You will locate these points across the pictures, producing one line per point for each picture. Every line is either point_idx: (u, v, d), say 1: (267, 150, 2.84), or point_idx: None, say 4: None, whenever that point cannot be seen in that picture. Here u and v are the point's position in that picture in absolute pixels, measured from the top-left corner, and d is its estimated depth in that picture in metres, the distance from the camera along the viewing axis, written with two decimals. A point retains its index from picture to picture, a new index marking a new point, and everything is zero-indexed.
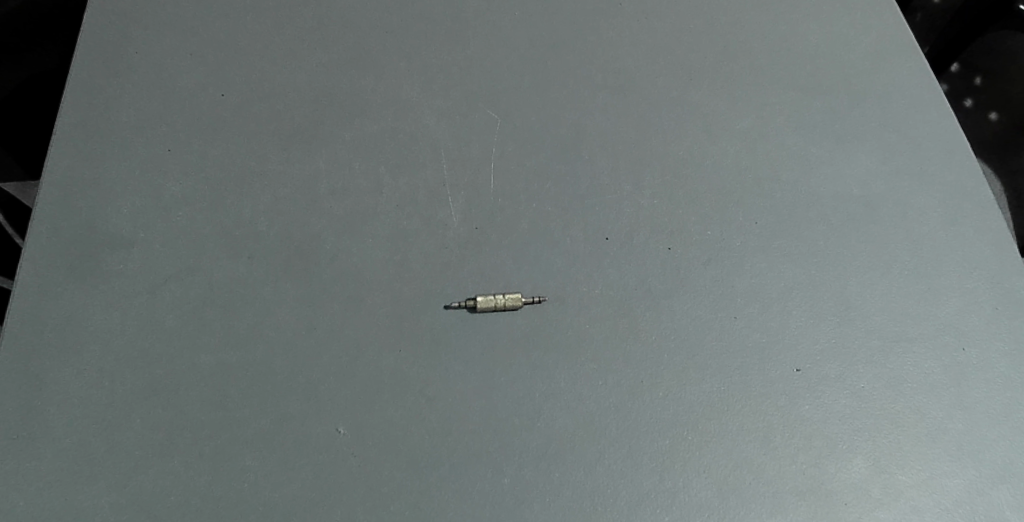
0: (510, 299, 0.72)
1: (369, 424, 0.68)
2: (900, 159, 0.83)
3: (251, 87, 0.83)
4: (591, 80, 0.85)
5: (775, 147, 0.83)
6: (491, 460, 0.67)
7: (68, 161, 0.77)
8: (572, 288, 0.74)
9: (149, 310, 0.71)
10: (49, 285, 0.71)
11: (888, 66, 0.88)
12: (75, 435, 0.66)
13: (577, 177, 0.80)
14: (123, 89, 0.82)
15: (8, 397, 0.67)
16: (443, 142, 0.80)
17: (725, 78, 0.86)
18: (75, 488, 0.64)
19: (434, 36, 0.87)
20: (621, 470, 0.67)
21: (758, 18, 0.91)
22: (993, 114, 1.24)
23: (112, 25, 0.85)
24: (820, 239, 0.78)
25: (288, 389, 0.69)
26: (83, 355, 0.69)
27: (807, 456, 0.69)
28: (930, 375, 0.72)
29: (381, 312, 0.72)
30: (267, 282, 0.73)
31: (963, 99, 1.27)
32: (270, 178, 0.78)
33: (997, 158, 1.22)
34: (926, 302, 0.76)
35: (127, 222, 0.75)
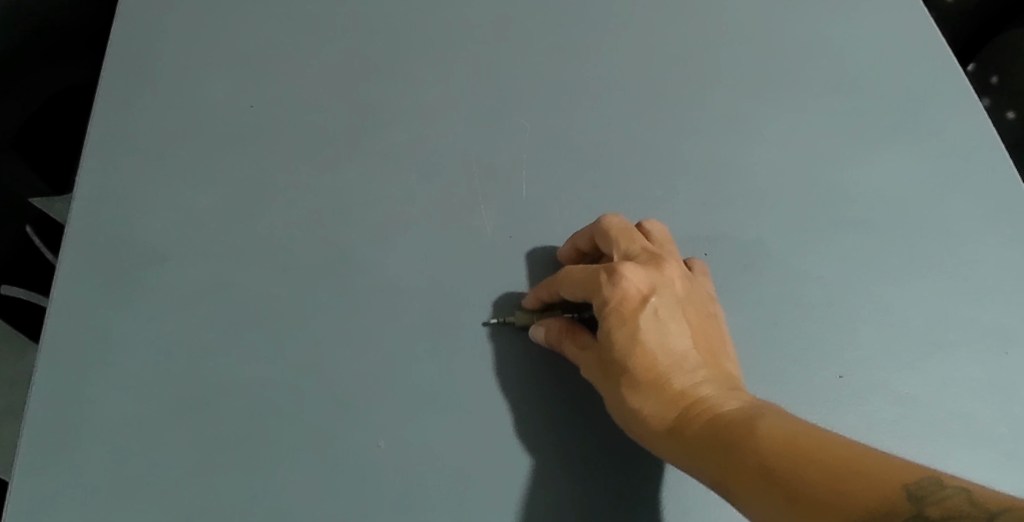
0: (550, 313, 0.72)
1: (410, 438, 0.67)
2: (935, 159, 0.82)
3: (280, 99, 0.82)
4: (620, 82, 0.85)
5: (807, 149, 0.82)
6: (535, 473, 0.67)
7: (98, 177, 0.76)
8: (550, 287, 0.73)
9: (187, 325, 0.70)
10: (81, 306, 0.70)
11: (917, 65, 0.87)
12: (118, 453, 0.65)
13: (609, 183, 0.79)
14: (152, 103, 0.81)
15: (48, 417, 0.66)
16: (474, 150, 0.80)
17: (754, 79, 0.86)
18: (115, 513, 0.63)
19: (461, 43, 0.86)
20: (664, 480, 0.68)
21: (785, 18, 0.90)
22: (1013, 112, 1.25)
23: (138, 38, 0.84)
24: (857, 242, 0.77)
25: (327, 403, 0.68)
26: (118, 376, 0.68)
27: None
28: (974, 379, 0.71)
29: (417, 324, 0.71)
30: (302, 295, 0.72)
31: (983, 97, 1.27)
32: (301, 190, 0.77)
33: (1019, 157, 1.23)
34: (967, 305, 0.75)
35: (161, 237, 0.74)
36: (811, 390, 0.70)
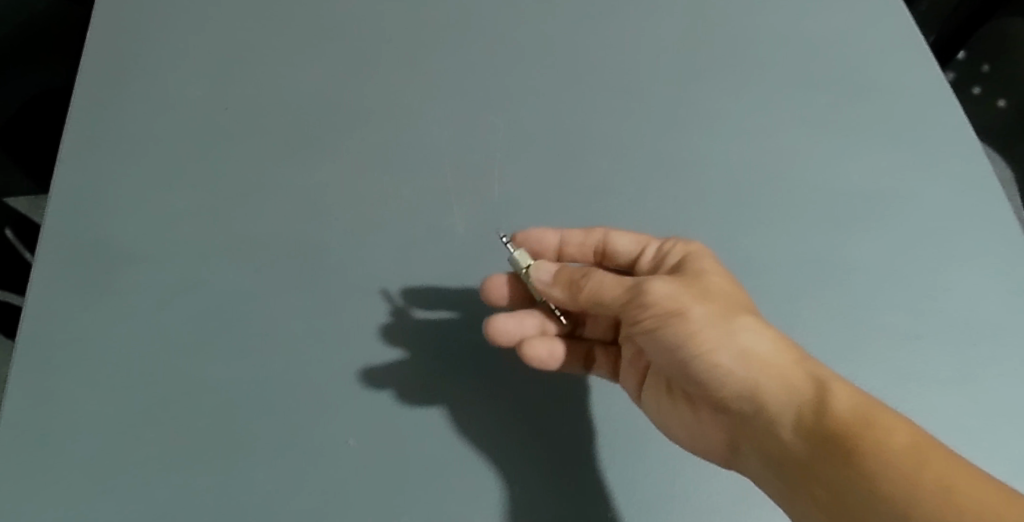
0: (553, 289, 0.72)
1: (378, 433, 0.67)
2: (905, 153, 0.83)
3: (256, 101, 0.83)
4: (593, 80, 0.85)
5: (778, 144, 0.83)
6: (502, 469, 0.67)
7: (75, 180, 0.77)
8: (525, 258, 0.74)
9: (160, 325, 0.70)
10: (52, 305, 0.70)
11: (887, 60, 0.89)
12: (87, 451, 0.65)
13: (581, 180, 0.79)
14: (128, 107, 0.82)
15: (19, 416, 0.66)
16: (447, 150, 0.80)
17: (728, 75, 0.86)
18: (80, 511, 0.63)
19: (435, 43, 0.87)
20: (634, 476, 0.67)
21: (758, 16, 0.91)
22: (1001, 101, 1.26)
23: (117, 44, 0.85)
24: (827, 237, 0.78)
25: (295, 399, 0.68)
26: (88, 374, 0.68)
27: None
28: (942, 371, 0.71)
29: (389, 324, 0.72)
30: (273, 294, 0.73)
31: (973, 86, 1.30)
32: (275, 191, 0.78)
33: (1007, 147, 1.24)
34: (935, 298, 0.75)
35: (136, 238, 0.74)
36: None
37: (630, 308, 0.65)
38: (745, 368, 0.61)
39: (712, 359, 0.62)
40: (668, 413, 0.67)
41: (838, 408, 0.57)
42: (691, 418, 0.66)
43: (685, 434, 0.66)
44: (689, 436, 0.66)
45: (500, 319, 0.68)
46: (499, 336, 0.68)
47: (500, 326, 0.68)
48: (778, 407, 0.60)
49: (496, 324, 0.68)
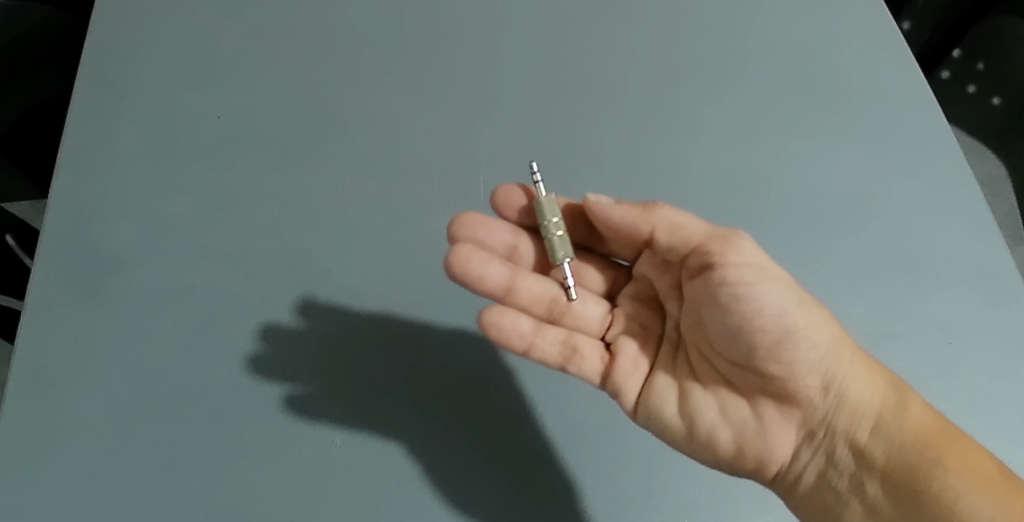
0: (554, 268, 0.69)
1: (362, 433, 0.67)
2: (884, 156, 0.85)
3: (249, 108, 0.84)
4: (579, 87, 0.87)
5: (760, 148, 0.84)
6: (483, 466, 0.67)
7: (71, 187, 0.78)
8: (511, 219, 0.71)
9: (150, 327, 0.71)
10: (45, 311, 0.71)
11: (868, 64, 0.90)
12: (80, 452, 0.65)
13: (566, 185, 0.81)
14: (125, 117, 0.83)
15: (15, 419, 0.67)
16: (434, 154, 0.82)
17: (712, 81, 0.88)
18: (71, 513, 0.63)
19: (424, 51, 0.89)
20: (616, 472, 0.66)
21: (742, 23, 0.93)
22: (995, 99, 1.31)
23: (114, 56, 0.87)
24: (808, 239, 0.79)
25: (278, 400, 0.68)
26: (80, 378, 0.68)
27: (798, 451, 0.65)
28: (918, 370, 0.73)
29: (375, 325, 0.73)
30: (262, 295, 0.73)
31: (967, 83, 1.33)
32: (265, 195, 0.79)
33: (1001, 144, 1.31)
34: (913, 297, 0.76)
35: (129, 243, 0.75)
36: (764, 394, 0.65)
37: (724, 278, 0.61)
38: (824, 366, 0.64)
39: (795, 352, 0.63)
40: (692, 407, 0.66)
41: (925, 419, 0.64)
42: (719, 413, 0.66)
43: (710, 429, 0.65)
44: (715, 432, 0.65)
45: (471, 250, 0.64)
46: (467, 266, 0.63)
47: (470, 258, 0.63)
48: (847, 410, 0.65)
49: (466, 251, 0.63)
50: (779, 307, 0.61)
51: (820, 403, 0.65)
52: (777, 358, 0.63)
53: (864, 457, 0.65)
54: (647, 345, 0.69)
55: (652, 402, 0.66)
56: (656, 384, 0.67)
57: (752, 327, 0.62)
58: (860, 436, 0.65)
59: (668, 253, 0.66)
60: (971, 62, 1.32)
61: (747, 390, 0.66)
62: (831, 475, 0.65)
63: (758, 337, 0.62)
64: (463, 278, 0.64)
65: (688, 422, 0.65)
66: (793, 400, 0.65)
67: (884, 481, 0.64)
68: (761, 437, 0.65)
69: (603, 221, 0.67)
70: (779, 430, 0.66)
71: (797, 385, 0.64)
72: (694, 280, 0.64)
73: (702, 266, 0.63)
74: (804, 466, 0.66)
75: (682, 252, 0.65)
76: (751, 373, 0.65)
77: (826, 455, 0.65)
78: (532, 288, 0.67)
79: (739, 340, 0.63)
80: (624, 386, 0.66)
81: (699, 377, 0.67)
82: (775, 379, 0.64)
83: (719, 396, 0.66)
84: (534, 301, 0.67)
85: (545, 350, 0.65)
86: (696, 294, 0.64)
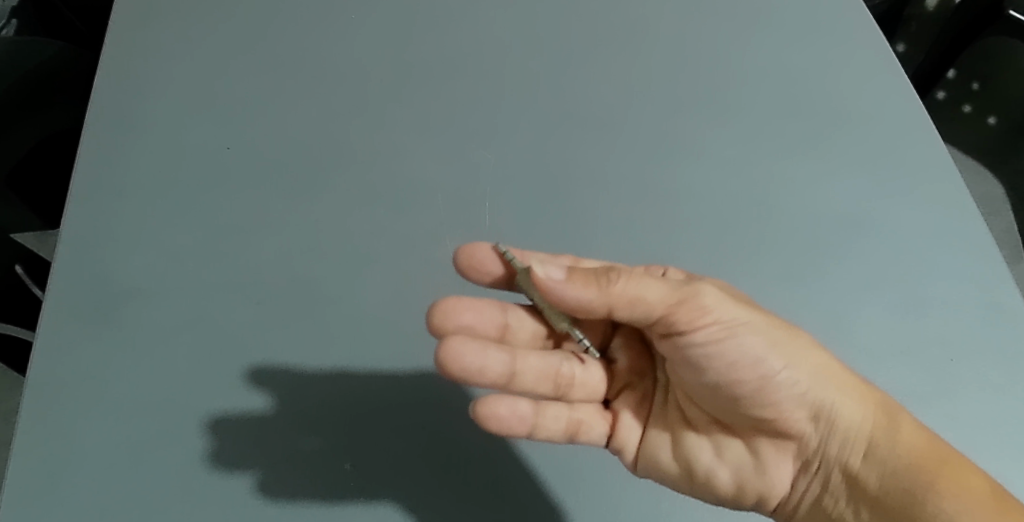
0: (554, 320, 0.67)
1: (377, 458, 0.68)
2: (882, 178, 0.86)
3: (257, 140, 0.86)
4: (581, 114, 0.89)
5: (760, 171, 0.86)
6: (494, 491, 0.68)
7: (83, 218, 0.79)
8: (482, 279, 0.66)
9: (162, 356, 0.72)
10: (58, 342, 0.72)
11: (864, 88, 0.92)
12: (93, 482, 0.66)
13: (570, 209, 0.82)
14: (135, 149, 0.85)
15: (28, 449, 0.67)
16: (440, 182, 0.83)
17: (711, 105, 0.90)
18: None
19: (429, 82, 0.91)
20: (626, 495, 0.67)
21: (740, 48, 0.95)
22: (993, 118, 1.31)
23: (125, 90, 0.89)
24: (809, 260, 0.80)
25: (294, 427, 0.69)
26: (95, 407, 0.69)
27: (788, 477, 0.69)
28: (921, 388, 0.73)
29: (384, 352, 0.73)
30: (272, 324, 0.74)
31: (963, 104, 1.36)
32: (274, 225, 0.80)
33: (998, 163, 1.36)
34: (914, 316, 0.77)
35: (140, 274, 0.76)
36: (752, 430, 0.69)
37: (691, 339, 0.63)
38: (808, 400, 0.66)
39: (777, 392, 0.65)
40: (685, 453, 0.68)
41: (915, 443, 0.65)
42: (714, 455, 0.68)
43: (707, 472, 0.67)
44: (710, 474, 0.67)
45: (465, 345, 0.59)
46: (468, 362, 0.59)
47: (469, 352, 0.59)
48: (837, 438, 0.67)
49: (461, 345, 0.58)
50: (756, 353, 0.64)
51: (810, 434, 0.68)
52: (761, 401, 0.66)
53: (857, 482, 0.67)
54: (644, 399, 0.72)
55: (645, 456, 0.68)
56: (649, 436, 0.69)
57: (732, 374, 0.65)
58: (852, 462, 0.67)
59: (630, 321, 0.63)
60: (965, 82, 1.34)
61: (737, 428, 0.69)
62: (827, 498, 0.69)
63: (738, 385, 0.65)
64: (462, 377, 0.59)
65: (684, 467, 0.68)
66: (783, 433, 0.68)
67: (877, 506, 0.67)
68: (756, 473, 0.68)
69: (556, 299, 0.61)
70: (773, 464, 0.69)
71: (786, 420, 0.67)
72: (664, 339, 0.65)
73: (670, 328, 0.63)
74: (800, 493, 0.69)
75: (641, 322, 0.63)
76: (739, 413, 0.68)
77: (822, 482, 0.69)
78: (535, 369, 0.64)
79: (722, 386, 0.65)
80: (625, 443, 0.68)
81: (688, 420, 0.70)
82: (763, 417, 0.67)
83: (711, 437, 0.69)
84: (539, 382, 0.64)
85: (550, 428, 0.64)
86: (669, 349, 0.65)
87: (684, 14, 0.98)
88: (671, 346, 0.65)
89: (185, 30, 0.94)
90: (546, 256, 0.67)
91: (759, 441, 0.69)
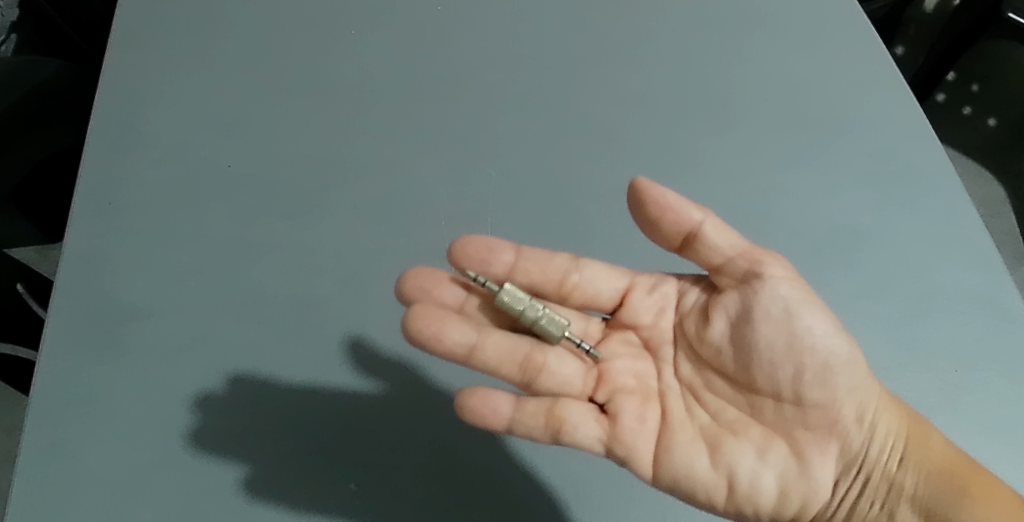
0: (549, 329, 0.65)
1: (385, 486, 0.68)
2: (884, 186, 0.86)
3: (258, 159, 0.86)
4: (581, 126, 0.89)
5: (762, 181, 0.86)
6: (499, 509, 0.68)
7: (85, 238, 0.79)
8: (476, 272, 0.67)
9: (165, 377, 0.72)
10: (61, 363, 0.72)
11: (865, 96, 0.92)
12: (97, 504, 0.66)
13: (574, 222, 0.82)
14: (137, 168, 0.85)
15: (31, 472, 0.67)
16: (441, 198, 0.83)
17: (711, 115, 0.90)
18: None
19: (429, 96, 0.91)
20: (631, 511, 0.67)
21: (740, 58, 0.95)
22: (992, 120, 1.38)
23: (126, 109, 0.89)
24: (812, 270, 0.80)
25: (298, 454, 0.69)
26: (105, 430, 0.69)
27: (829, 480, 0.65)
28: (926, 397, 0.73)
29: (390, 374, 0.73)
30: (275, 344, 0.74)
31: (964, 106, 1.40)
32: (275, 243, 0.80)
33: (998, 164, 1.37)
34: (918, 326, 0.77)
35: (142, 293, 0.76)
36: (796, 431, 0.65)
37: (772, 293, 0.63)
38: (860, 395, 0.64)
39: (836, 377, 0.64)
40: (729, 458, 0.63)
41: (949, 451, 0.66)
42: (757, 459, 0.64)
43: (750, 479, 0.63)
44: (757, 479, 0.63)
45: (424, 310, 0.62)
46: (421, 325, 0.62)
47: (424, 316, 0.62)
48: (877, 441, 0.65)
49: (418, 311, 0.62)
50: (823, 329, 0.63)
51: (854, 435, 0.65)
52: (819, 385, 0.64)
53: (894, 484, 0.67)
54: (646, 402, 0.66)
55: (681, 464, 0.63)
56: (682, 446, 0.64)
57: (800, 346, 0.63)
58: (891, 467, 0.66)
59: (708, 256, 0.65)
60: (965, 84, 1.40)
61: (779, 428, 0.65)
62: (861, 504, 0.67)
63: (803, 363, 0.63)
64: (422, 341, 0.62)
65: (727, 476, 0.63)
66: (829, 434, 0.65)
67: (914, 506, 0.67)
68: (801, 477, 0.64)
69: (654, 204, 0.64)
70: (817, 466, 0.65)
71: (835, 415, 0.64)
72: (734, 291, 0.65)
73: (747, 274, 0.65)
74: (839, 499, 0.66)
75: (716, 261, 0.65)
76: (788, 406, 0.64)
77: (861, 488, 0.67)
78: (498, 346, 0.63)
79: (784, 362, 0.63)
80: (636, 450, 0.63)
81: (725, 425, 0.65)
82: (812, 410, 0.64)
83: (752, 440, 0.64)
84: (502, 361, 0.63)
85: (530, 426, 0.62)
86: (738, 306, 0.64)
87: (684, 26, 0.97)
88: (743, 304, 0.64)
89: (186, 48, 0.94)
90: (542, 253, 0.70)
91: (804, 444, 0.65)
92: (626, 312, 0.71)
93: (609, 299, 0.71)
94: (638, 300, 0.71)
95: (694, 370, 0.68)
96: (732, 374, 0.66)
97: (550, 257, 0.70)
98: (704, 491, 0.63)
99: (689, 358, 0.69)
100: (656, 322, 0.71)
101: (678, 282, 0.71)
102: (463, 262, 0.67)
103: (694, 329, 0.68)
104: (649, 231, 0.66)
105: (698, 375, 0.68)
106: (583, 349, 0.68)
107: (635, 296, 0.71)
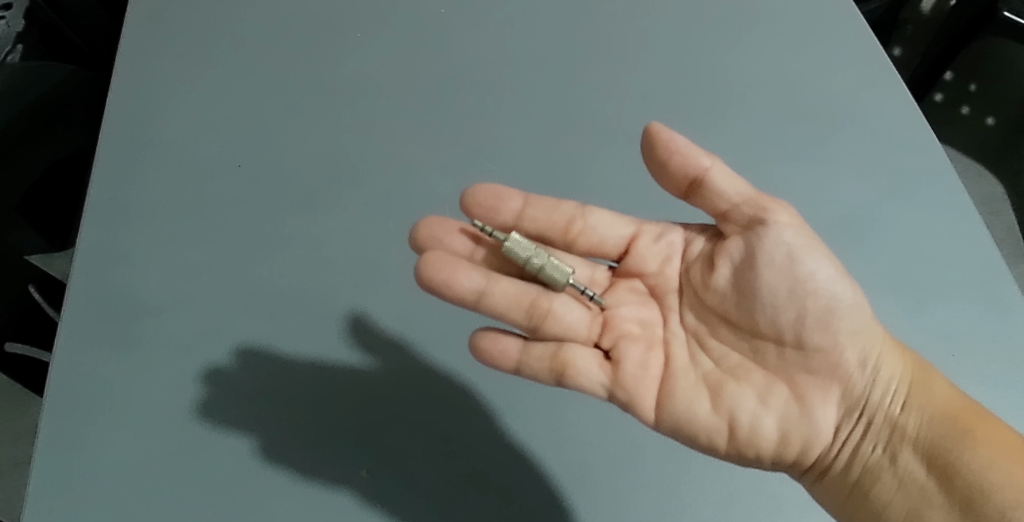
0: (554, 279, 0.68)
1: (390, 456, 0.70)
2: (880, 179, 0.87)
3: (266, 158, 0.88)
4: (583, 123, 0.90)
5: (760, 175, 0.87)
6: (505, 494, 0.68)
7: (99, 237, 0.81)
8: (485, 222, 0.71)
9: (179, 369, 0.73)
10: (77, 358, 0.73)
11: (863, 91, 0.94)
12: (113, 493, 0.68)
13: None
14: (148, 168, 0.86)
15: (50, 462, 0.69)
16: (445, 195, 0.85)
17: (710, 112, 0.92)
18: None
19: (433, 95, 0.92)
20: (634, 494, 0.68)
21: (739, 54, 0.97)
22: (989, 119, 1.38)
23: (137, 111, 0.91)
24: None
25: (306, 420, 0.71)
26: (120, 421, 0.71)
27: (830, 422, 0.66)
28: None
29: (397, 358, 0.75)
30: (286, 336, 0.75)
31: (960, 106, 1.40)
32: (284, 240, 0.81)
33: (995, 162, 1.38)
34: (915, 313, 0.79)
35: (154, 289, 0.78)
36: (798, 374, 0.66)
37: (777, 237, 0.65)
38: (862, 341, 0.66)
39: (839, 320, 0.65)
40: (730, 401, 0.65)
41: (952, 395, 0.67)
42: (758, 403, 0.65)
43: (751, 422, 0.64)
44: (757, 422, 0.64)
45: (437, 257, 0.65)
46: (434, 271, 0.64)
47: (437, 262, 0.64)
48: (880, 385, 0.66)
49: (432, 257, 0.65)
50: (825, 274, 0.65)
51: (857, 379, 0.66)
52: (821, 328, 0.65)
53: (897, 428, 0.67)
54: (650, 348, 0.68)
55: (683, 408, 0.65)
56: (684, 391, 0.66)
57: (802, 290, 0.65)
58: (894, 411, 0.67)
59: (715, 202, 0.68)
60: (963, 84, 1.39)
61: (781, 373, 0.66)
62: (863, 447, 0.67)
63: (806, 306, 0.65)
64: (437, 286, 0.65)
65: (727, 418, 0.65)
66: (830, 377, 0.66)
67: (917, 449, 0.66)
68: (801, 419, 0.66)
69: (665, 148, 0.67)
70: (818, 409, 0.66)
71: (837, 359, 0.66)
72: (739, 237, 0.67)
73: (751, 220, 0.67)
74: (841, 443, 0.67)
75: (722, 207, 0.68)
76: (789, 351, 0.66)
77: (864, 432, 0.67)
78: (507, 291, 0.65)
79: (786, 305, 0.65)
80: (638, 395, 0.65)
81: (727, 370, 0.67)
82: (815, 354, 0.66)
83: (754, 384, 0.66)
84: (511, 306, 0.66)
85: (536, 368, 0.65)
86: (742, 252, 0.67)
87: (683, 24, 0.99)
88: (747, 249, 0.66)
89: (194, 50, 0.96)
90: (548, 201, 0.72)
91: (805, 388, 0.66)
92: (633, 260, 0.73)
93: (614, 245, 0.73)
94: (644, 248, 0.73)
95: (698, 318, 0.70)
96: (735, 319, 0.68)
97: (557, 204, 0.72)
98: (705, 435, 0.65)
99: (694, 306, 0.71)
100: (662, 270, 0.72)
101: (685, 232, 0.73)
102: (474, 212, 0.71)
103: (699, 275, 0.70)
104: (658, 176, 0.68)
105: (703, 323, 0.70)
106: (588, 296, 0.70)
107: (642, 243, 0.73)
